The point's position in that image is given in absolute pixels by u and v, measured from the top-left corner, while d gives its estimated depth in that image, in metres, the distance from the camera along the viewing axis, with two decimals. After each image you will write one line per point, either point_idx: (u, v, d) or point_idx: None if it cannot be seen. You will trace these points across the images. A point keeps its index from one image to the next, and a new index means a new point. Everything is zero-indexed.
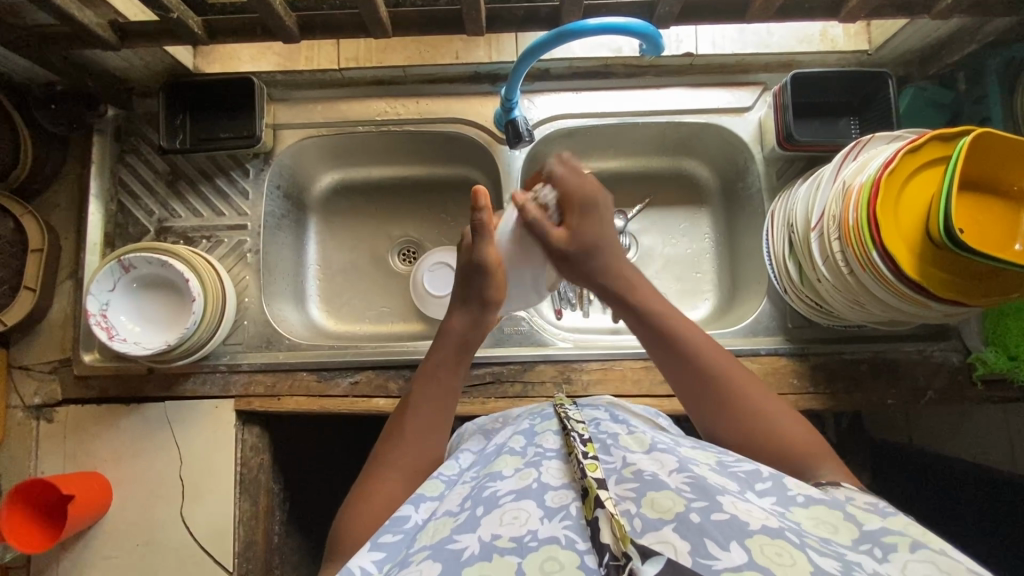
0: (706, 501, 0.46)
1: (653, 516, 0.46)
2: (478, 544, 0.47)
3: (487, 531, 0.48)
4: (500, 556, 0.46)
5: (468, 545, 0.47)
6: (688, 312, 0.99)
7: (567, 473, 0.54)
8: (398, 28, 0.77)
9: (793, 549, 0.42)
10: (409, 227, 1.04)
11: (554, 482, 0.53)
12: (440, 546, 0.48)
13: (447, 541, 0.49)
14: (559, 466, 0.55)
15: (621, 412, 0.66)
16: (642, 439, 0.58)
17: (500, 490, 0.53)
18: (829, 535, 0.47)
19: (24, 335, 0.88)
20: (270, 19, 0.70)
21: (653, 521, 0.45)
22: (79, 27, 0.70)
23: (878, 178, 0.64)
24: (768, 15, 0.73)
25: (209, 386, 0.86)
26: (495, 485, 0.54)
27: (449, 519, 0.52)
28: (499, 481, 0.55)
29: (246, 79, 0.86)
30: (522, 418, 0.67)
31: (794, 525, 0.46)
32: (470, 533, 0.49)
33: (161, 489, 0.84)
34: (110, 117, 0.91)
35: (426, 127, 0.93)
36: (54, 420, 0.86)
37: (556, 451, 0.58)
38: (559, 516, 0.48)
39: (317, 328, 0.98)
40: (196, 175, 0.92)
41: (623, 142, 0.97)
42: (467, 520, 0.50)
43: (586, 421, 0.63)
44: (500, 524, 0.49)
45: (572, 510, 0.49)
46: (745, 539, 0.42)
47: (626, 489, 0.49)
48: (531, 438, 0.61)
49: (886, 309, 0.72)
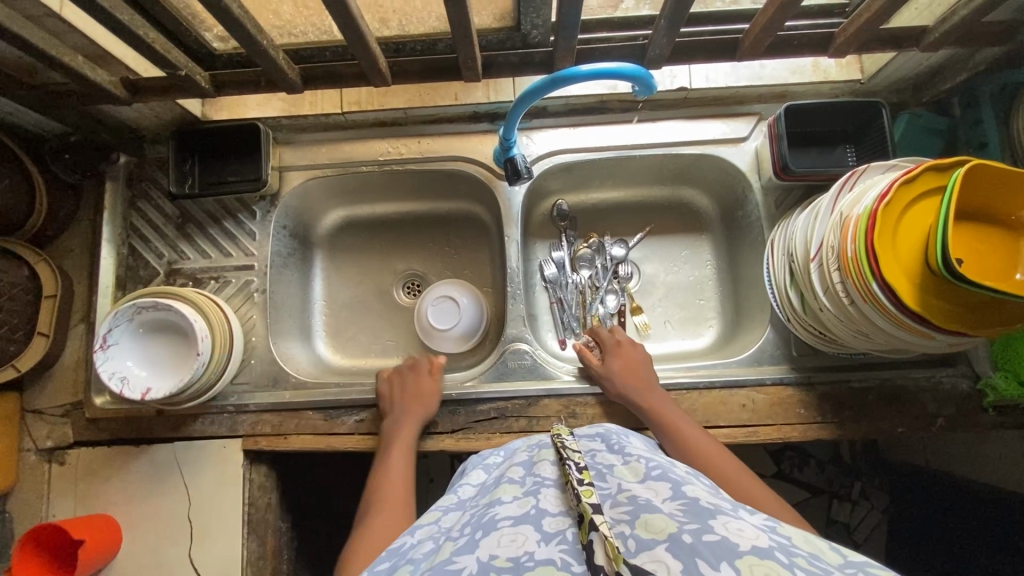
0: (698, 524, 0.46)
1: (646, 535, 0.46)
2: (476, 563, 0.47)
3: (485, 552, 0.48)
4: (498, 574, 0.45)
5: (467, 564, 0.47)
6: (692, 340, 0.99)
7: (564, 501, 0.54)
8: (397, 76, 0.79)
9: (783, 569, 0.41)
10: (413, 261, 1.06)
11: (551, 508, 0.53)
12: (439, 565, 0.48)
13: (446, 562, 0.48)
14: (557, 494, 0.55)
15: (616, 436, 0.69)
16: (637, 468, 0.58)
17: (500, 515, 0.53)
18: (816, 552, 0.45)
19: (37, 380, 0.89)
20: (273, 72, 0.73)
21: (647, 540, 0.45)
22: (94, 86, 0.72)
23: (874, 210, 0.64)
24: (759, 52, 0.74)
25: (217, 427, 0.87)
26: (495, 510, 0.54)
27: (451, 542, 0.51)
28: (500, 506, 0.55)
29: (252, 125, 0.88)
30: (521, 450, 0.69)
31: (783, 544, 0.45)
32: (469, 554, 0.48)
33: (169, 531, 0.85)
34: (121, 163, 0.94)
35: (428, 165, 0.95)
36: (65, 463, 0.87)
37: (553, 481, 0.58)
38: (555, 539, 0.48)
39: (324, 364, 0.99)
40: (204, 218, 0.94)
41: (622, 173, 0.99)
42: (466, 543, 0.50)
43: (583, 452, 0.64)
44: (498, 545, 0.48)
45: (568, 535, 0.49)
46: (735, 560, 0.42)
47: (621, 513, 0.50)
48: (529, 469, 0.62)
49: (890, 340, 0.71)
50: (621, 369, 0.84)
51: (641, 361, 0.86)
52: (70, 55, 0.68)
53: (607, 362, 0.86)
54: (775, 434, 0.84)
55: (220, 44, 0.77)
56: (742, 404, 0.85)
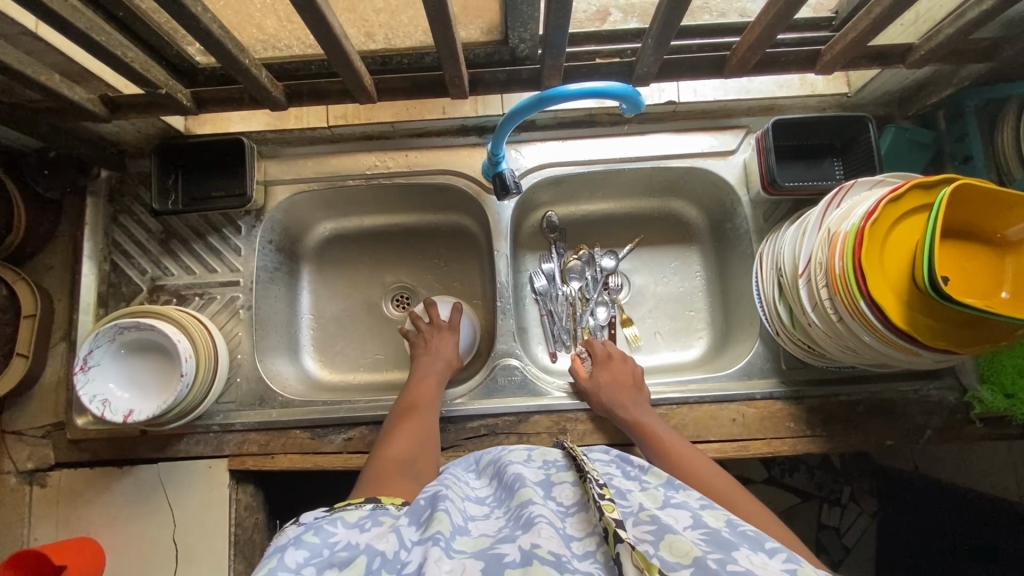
0: (722, 553, 0.47)
1: (671, 559, 0.47)
2: (518, 552, 0.48)
3: (526, 541, 0.48)
4: (541, 565, 0.46)
5: (509, 552, 0.48)
6: (682, 351, 0.99)
7: (587, 523, 0.53)
8: (383, 92, 0.78)
9: None
10: (402, 274, 1.05)
11: (577, 533, 0.52)
12: (481, 551, 0.49)
13: (490, 548, 0.49)
14: (580, 518, 0.55)
15: (633, 458, 0.67)
16: (657, 494, 0.58)
17: (538, 511, 0.52)
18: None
19: (17, 401, 0.87)
20: (256, 90, 0.71)
21: (672, 563, 0.47)
22: (70, 103, 0.71)
23: (862, 228, 0.64)
24: (746, 70, 0.74)
25: (203, 447, 0.86)
26: (534, 506, 0.53)
27: (489, 536, 0.52)
28: (535, 504, 0.54)
29: (236, 140, 0.87)
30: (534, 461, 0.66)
31: None
32: (510, 543, 0.49)
33: (155, 553, 0.83)
34: (103, 178, 0.92)
35: (416, 178, 0.94)
36: (47, 485, 0.85)
37: (575, 505, 0.57)
38: (587, 558, 0.49)
39: (311, 380, 0.98)
40: (188, 234, 0.93)
41: (611, 185, 0.99)
42: (508, 534, 0.51)
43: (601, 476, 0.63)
44: (539, 535, 0.48)
45: (598, 555, 0.49)
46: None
47: (644, 532, 0.51)
48: (548, 488, 0.60)
49: (876, 355, 0.72)
50: (609, 382, 0.84)
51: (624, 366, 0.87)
52: (46, 74, 0.66)
53: (595, 377, 0.86)
54: (765, 448, 0.84)
55: (203, 58, 0.76)
56: (731, 418, 0.85)
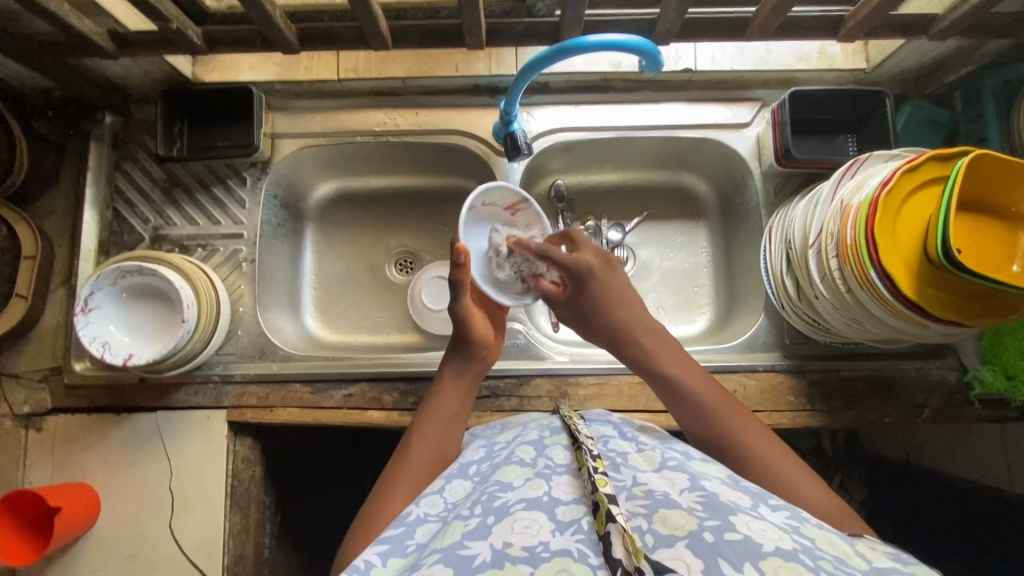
0: (718, 520, 0.45)
1: (665, 531, 0.44)
2: (489, 551, 0.46)
3: (499, 539, 0.47)
4: (513, 566, 0.44)
5: (479, 552, 0.46)
6: (685, 326, 0.99)
7: (578, 488, 0.51)
8: (399, 41, 0.77)
9: (808, 572, 0.40)
10: (407, 237, 1.04)
11: (565, 497, 0.50)
12: (451, 550, 0.47)
13: (458, 546, 0.47)
14: (570, 481, 0.52)
15: (629, 426, 0.65)
16: (652, 457, 0.56)
17: (511, 499, 0.51)
18: (842, 556, 0.44)
19: (15, 344, 0.87)
20: (270, 31, 0.70)
21: (666, 537, 0.44)
22: (78, 35, 0.69)
23: (876, 197, 0.63)
24: (768, 33, 0.73)
25: (201, 397, 0.86)
26: (505, 495, 0.51)
27: (461, 522, 0.50)
28: (508, 491, 0.52)
29: (245, 88, 0.85)
30: (530, 429, 0.64)
31: (807, 543, 0.45)
32: (482, 540, 0.47)
33: (151, 501, 0.83)
34: (108, 124, 0.90)
35: (426, 138, 0.93)
36: (43, 430, 0.85)
37: (566, 466, 0.55)
38: (570, 529, 0.47)
39: (312, 338, 0.98)
40: (192, 184, 0.91)
41: (622, 155, 0.97)
42: (479, 526, 0.48)
43: (595, 438, 0.61)
44: (511, 532, 0.47)
45: (584, 524, 0.47)
46: (759, 561, 0.41)
47: (637, 506, 0.48)
48: (540, 450, 0.58)
49: (884, 328, 0.71)
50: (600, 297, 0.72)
51: (587, 279, 0.72)
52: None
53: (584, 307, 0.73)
54: (765, 420, 0.84)
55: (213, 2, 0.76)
56: (733, 389, 0.85)
